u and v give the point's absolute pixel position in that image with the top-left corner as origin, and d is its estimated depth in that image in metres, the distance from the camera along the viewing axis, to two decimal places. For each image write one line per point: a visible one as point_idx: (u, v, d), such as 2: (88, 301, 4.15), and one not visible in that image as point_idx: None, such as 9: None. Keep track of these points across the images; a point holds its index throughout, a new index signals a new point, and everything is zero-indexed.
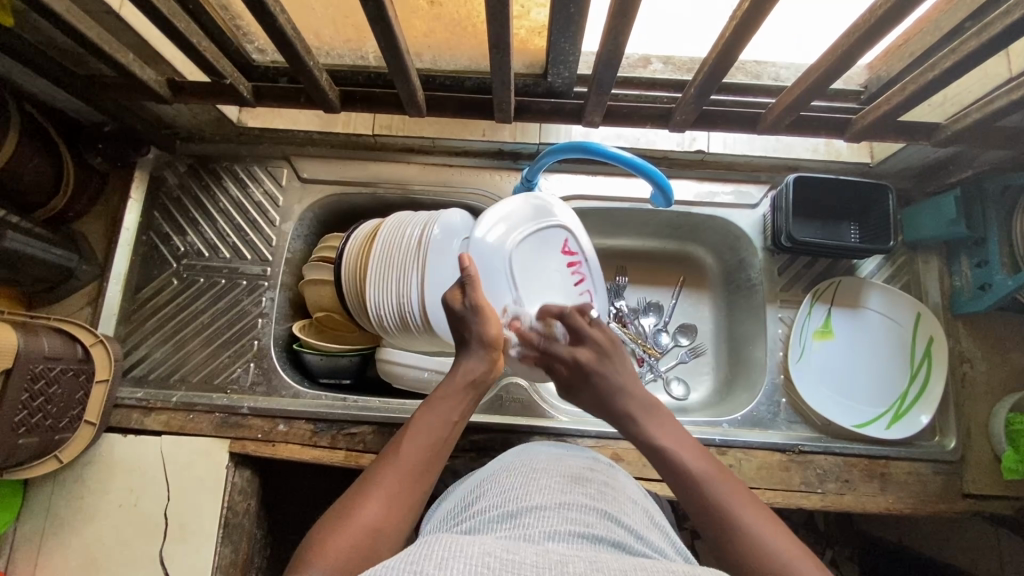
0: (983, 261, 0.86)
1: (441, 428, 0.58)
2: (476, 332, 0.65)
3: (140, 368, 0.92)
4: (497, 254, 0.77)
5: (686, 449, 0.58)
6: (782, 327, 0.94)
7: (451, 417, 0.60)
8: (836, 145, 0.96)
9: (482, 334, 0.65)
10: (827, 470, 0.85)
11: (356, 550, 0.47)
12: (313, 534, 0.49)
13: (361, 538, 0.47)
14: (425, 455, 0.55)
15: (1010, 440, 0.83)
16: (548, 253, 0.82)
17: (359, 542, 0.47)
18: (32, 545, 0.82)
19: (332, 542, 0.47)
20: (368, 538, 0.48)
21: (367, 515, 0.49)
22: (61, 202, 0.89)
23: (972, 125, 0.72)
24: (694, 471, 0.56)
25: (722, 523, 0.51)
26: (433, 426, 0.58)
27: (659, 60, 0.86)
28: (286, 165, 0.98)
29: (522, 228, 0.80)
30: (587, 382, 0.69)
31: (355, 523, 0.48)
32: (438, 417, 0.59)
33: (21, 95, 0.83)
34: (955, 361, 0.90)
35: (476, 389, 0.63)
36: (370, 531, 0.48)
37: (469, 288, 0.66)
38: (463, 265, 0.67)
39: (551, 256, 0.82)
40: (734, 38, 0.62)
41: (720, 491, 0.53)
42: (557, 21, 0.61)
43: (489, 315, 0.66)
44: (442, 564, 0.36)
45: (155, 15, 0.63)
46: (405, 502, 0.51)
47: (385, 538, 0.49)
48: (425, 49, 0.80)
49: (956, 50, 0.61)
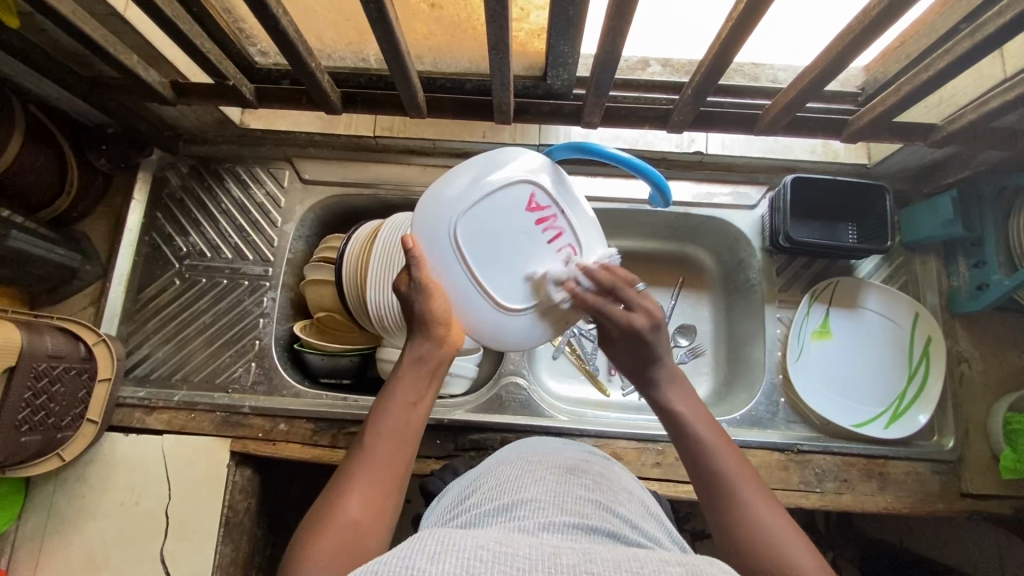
0: (980, 262, 0.87)
1: (404, 416, 0.57)
2: (420, 313, 0.61)
3: (143, 368, 0.93)
4: (445, 222, 0.62)
5: (706, 423, 0.58)
6: (780, 327, 0.94)
7: (416, 398, 0.59)
8: (834, 146, 0.97)
9: (424, 313, 0.61)
10: (826, 469, 0.85)
11: (341, 546, 0.47)
12: (295, 545, 0.48)
13: (343, 537, 0.47)
14: (396, 441, 0.55)
15: (1008, 440, 0.84)
16: (511, 214, 0.63)
17: (342, 541, 0.47)
18: (34, 543, 0.82)
19: (311, 551, 0.46)
20: (350, 534, 0.48)
21: (343, 517, 0.48)
22: (65, 202, 0.90)
23: (968, 126, 0.73)
24: (704, 438, 0.57)
25: (719, 493, 0.53)
26: (395, 416, 0.57)
27: (657, 62, 0.87)
28: (287, 167, 0.99)
29: (475, 190, 0.62)
30: (637, 349, 0.61)
31: (336, 522, 0.48)
32: (403, 399, 0.58)
33: (26, 96, 0.84)
34: (953, 361, 0.90)
35: (433, 369, 0.61)
36: (351, 526, 0.48)
37: (413, 270, 0.61)
38: (406, 247, 0.61)
39: (518, 222, 0.63)
40: (729, 39, 0.63)
41: (724, 464, 0.54)
42: (556, 24, 0.62)
43: (434, 292, 0.62)
44: (435, 557, 0.36)
45: (159, 16, 0.64)
46: (383, 492, 0.51)
47: (368, 532, 0.49)
48: (426, 51, 0.81)
49: (951, 51, 0.62)
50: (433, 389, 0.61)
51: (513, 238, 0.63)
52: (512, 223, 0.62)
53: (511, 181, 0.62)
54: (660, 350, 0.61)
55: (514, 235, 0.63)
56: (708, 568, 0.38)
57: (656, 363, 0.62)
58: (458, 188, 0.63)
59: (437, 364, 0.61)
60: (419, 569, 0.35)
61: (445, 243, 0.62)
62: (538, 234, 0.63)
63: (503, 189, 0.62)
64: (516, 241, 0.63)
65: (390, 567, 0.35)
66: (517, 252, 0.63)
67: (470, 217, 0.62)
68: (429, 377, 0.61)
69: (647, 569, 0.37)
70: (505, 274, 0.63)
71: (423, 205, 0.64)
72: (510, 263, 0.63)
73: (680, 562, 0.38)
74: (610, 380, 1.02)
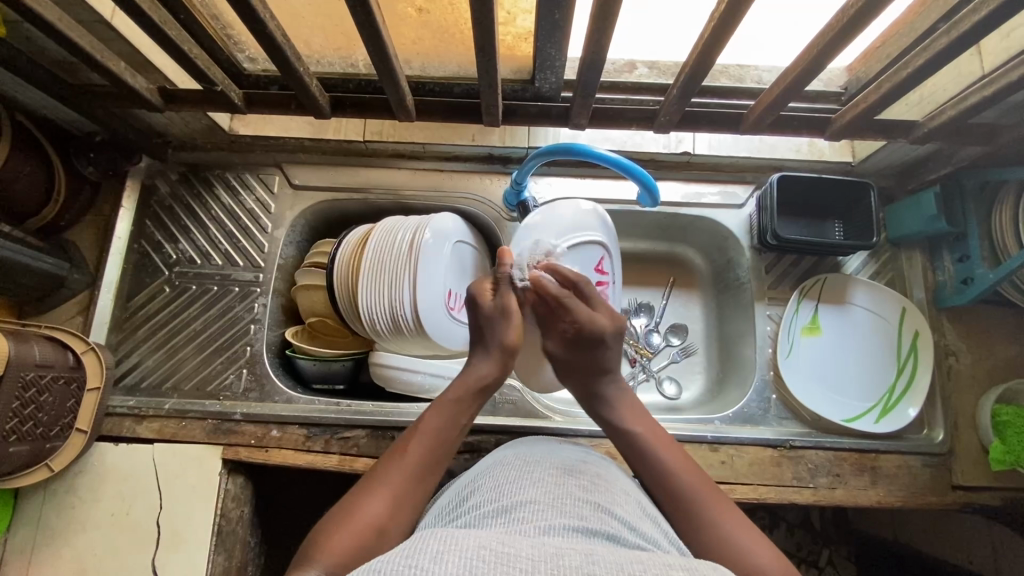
0: (964, 256, 0.88)
1: (449, 432, 0.60)
2: (498, 337, 0.67)
3: (132, 377, 0.92)
4: (532, 253, 0.78)
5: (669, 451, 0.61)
6: (770, 324, 0.95)
7: (460, 419, 0.62)
8: (819, 145, 0.98)
9: (500, 335, 0.67)
10: (818, 464, 0.85)
11: (359, 547, 0.48)
12: (318, 527, 0.50)
13: (364, 537, 0.49)
14: (431, 454, 0.57)
15: (997, 431, 0.85)
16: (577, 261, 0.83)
17: (363, 538, 0.49)
18: (23, 556, 0.81)
19: (337, 540, 0.48)
20: (373, 537, 0.49)
21: (372, 514, 0.50)
22: (53, 211, 0.90)
23: (948, 122, 0.74)
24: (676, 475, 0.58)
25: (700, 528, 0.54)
26: (441, 429, 0.60)
27: (643, 64, 0.88)
28: (277, 172, 0.99)
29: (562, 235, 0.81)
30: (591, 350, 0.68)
31: (358, 521, 0.50)
32: (449, 416, 0.61)
33: (12, 104, 0.84)
34: (941, 355, 0.91)
35: (485, 391, 0.65)
36: (376, 527, 0.50)
37: (502, 285, 0.70)
38: (502, 260, 0.71)
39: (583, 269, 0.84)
40: (712, 39, 0.63)
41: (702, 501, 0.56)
42: (542, 28, 0.63)
43: (513, 321, 0.68)
44: (437, 557, 0.36)
45: (147, 22, 0.64)
46: (411, 501, 0.54)
47: (389, 536, 0.50)
48: (414, 56, 0.82)
49: (929, 47, 0.63)
50: (478, 409, 0.65)
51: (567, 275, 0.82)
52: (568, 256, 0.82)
53: (587, 242, 0.83)
54: (610, 362, 0.69)
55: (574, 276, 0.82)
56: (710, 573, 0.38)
57: (607, 376, 0.69)
58: (545, 228, 0.81)
59: (487, 388, 0.66)
60: (421, 568, 0.35)
61: (525, 256, 0.78)
62: (596, 291, 0.85)
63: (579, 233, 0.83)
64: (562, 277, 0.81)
65: (392, 567, 0.35)
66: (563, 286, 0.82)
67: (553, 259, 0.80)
68: (477, 396, 0.64)
69: (649, 572, 0.37)
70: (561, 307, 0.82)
71: (514, 237, 0.79)
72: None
73: (683, 566, 0.38)
74: None
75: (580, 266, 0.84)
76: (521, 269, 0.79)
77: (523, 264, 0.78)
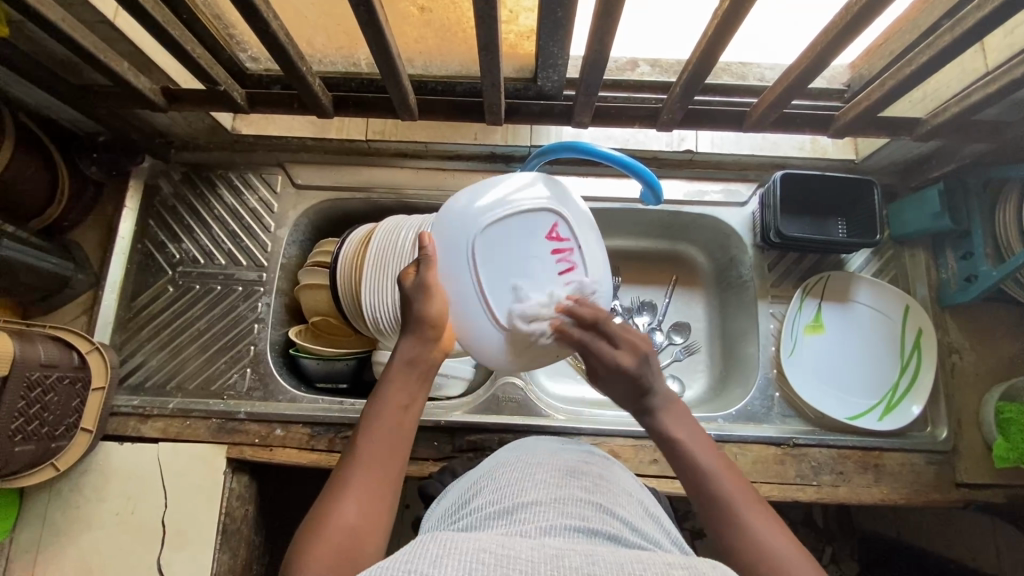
0: (968, 253, 0.88)
1: (395, 416, 0.58)
2: (418, 313, 0.63)
3: (136, 377, 0.93)
4: (461, 233, 0.64)
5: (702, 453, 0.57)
6: (773, 322, 0.95)
7: (404, 402, 0.59)
8: (822, 143, 0.98)
9: (423, 312, 0.63)
10: (822, 462, 0.86)
11: (338, 553, 0.46)
12: (293, 548, 0.48)
13: (340, 542, 0.47)
14: (388, 446, 0.55)
15: (1001, 429, 0.84)
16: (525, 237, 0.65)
17: (342, 543, 0.47)
18: (29, 555, 0.81)
19: (312, 552, 0.46)
20: (349, 537, 0.48)
21: (341, 518, 0.49)
22: (56, 211, 0.90)
23: (951, 119, 0.74)
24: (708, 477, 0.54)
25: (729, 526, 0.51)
26: (387, 417, 0.57)
27: (646, 62, 0.88)
28: (280, 172, 1.00)
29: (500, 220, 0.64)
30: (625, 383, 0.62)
31: (328, 530, 0.48)
32: (394, 405, 0.59)
33: (15, 104, 0.84)
34: (944, 353, 0.91)
35: (424, 370, 0.62)
36: (348, 529, 0.48)
37: (422, 266, 0.64)
38: (422, 243, 0.65)
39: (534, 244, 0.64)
40: (715, 37, 0.63)
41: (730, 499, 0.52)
42: (545, 26, 0.63)
43: (435, 296, 0.63)
44: (437, 561, 0.36)
45: (150, 23, 0.64)
46: (378, 495, 0.52)
47: (366, 533, 0.49)
48: (417, 55, 0.82)
49: (933, 44, 0.63)
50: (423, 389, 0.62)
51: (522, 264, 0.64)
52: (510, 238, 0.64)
53: (533, 208, 0.65)
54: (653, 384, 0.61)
55: (528, 263, 0.64)
56: (711, 571, 0.38)
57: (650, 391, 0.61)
58: (466, 220, 0.64)
59: (427, 366, 0.63)
60: (422, 571, 0.35)
61: (460, 258, 0.64)
62: (552, 263, 0.64)
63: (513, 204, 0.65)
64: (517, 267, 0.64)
65: (393, 571, 0.35)
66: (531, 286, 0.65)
67: (490, 234, 0.64)
68: (421, 379, 0.62)
69: (650, 572, 0.37)
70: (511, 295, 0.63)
71: (439, 213, 0.66)
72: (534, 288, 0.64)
73: (683, 565, 0.38)
74: None
75: (526, 235, 0.64)
76: (456, 256, 0.64)
77: (457, 251, 0.64)
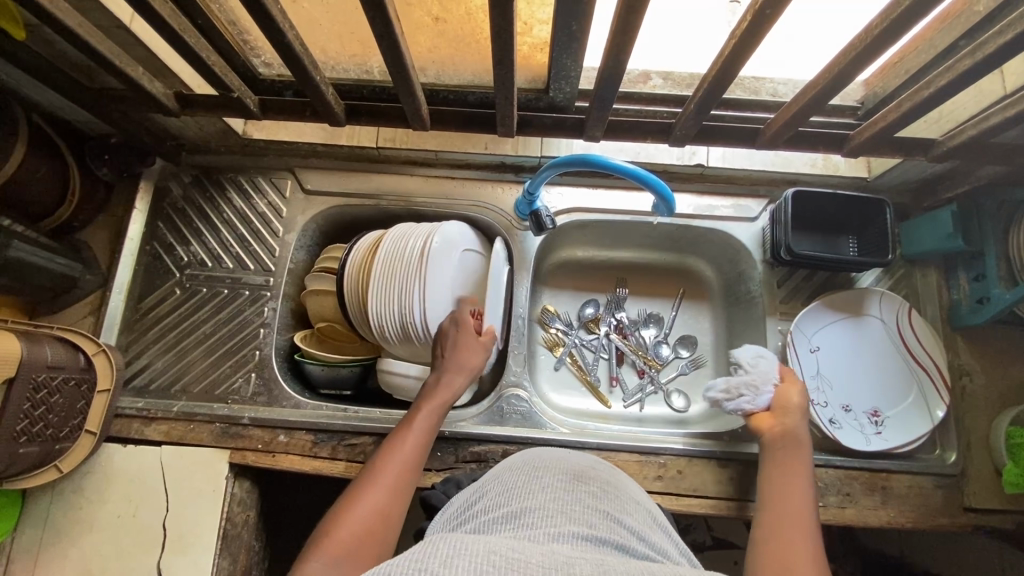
0: (980, 275, 0.87)
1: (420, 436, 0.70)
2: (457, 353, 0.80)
3: (141, 378, 0.93)
4: (825, 372, 0.92)
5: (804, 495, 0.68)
6: (781, 339, 0.94)
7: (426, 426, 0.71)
8: (835, 160, 0.97)
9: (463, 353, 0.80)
10: (828, 483, 0.85)
11: (365, 530, 0.55)
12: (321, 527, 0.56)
13: (369, 521, 0.56)
14: (410, 453, 0.66)
15: (1011, 453, 0.83)
16: (859, 395, 0.91)
17: (364, 519, 0.56)
18: (30, 553, 0.81)
19: (344, 526, 0.55)
20: (376, 520, 0.57)
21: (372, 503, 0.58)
22: (67, 211, 0.90)
23: (970, 141, 0.73)
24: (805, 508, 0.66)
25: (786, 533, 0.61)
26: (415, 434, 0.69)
27: (658, 75, 0.87)
28: (289, 177, 1.00)
29: (825, 407, 0.90)
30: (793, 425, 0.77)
31: (361, 509, 0.57)
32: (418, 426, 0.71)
33: (28, 105, 0.84)
34: (954, 375, 0.90)
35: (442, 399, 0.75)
36: (375, 513, 0.57)
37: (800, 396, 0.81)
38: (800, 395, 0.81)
39: (884, 395, 0.91)
40: (732, 58, 0.63)
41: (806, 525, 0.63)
42: (559, 39, 0.62)
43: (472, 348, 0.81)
44: (447, 562, 0.36)
45: (164, 29, 0.64)
46: (398, 490, 0.62)
47: (387, 520, 0.57)
48: (429, 64, 0.81)
49: (951, 69, 0.62)
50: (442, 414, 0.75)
51: (864, 349, 0.93)
52: (845, 386, 0.92)
53: (857, 427, 0.89)
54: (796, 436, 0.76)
55: (857, 392, 0.92)
56: None
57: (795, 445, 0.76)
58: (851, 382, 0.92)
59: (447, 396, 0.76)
60: (431, 571, 0.35)
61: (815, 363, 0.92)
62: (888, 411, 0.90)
63: (841, 409, 0.91)
64: (868, 377, 0.92)
65: (402, 570, 0.36)
66: (873, 373, 0.92)
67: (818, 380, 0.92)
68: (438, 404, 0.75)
69: None
70: (875, 365, 0.93)
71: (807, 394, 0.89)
72: (851, 370, 0.93)
73: None
74: (611, 392, 1.02)
75: (849, 391, 0.92)
76: (822, 364, 0.93)
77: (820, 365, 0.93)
